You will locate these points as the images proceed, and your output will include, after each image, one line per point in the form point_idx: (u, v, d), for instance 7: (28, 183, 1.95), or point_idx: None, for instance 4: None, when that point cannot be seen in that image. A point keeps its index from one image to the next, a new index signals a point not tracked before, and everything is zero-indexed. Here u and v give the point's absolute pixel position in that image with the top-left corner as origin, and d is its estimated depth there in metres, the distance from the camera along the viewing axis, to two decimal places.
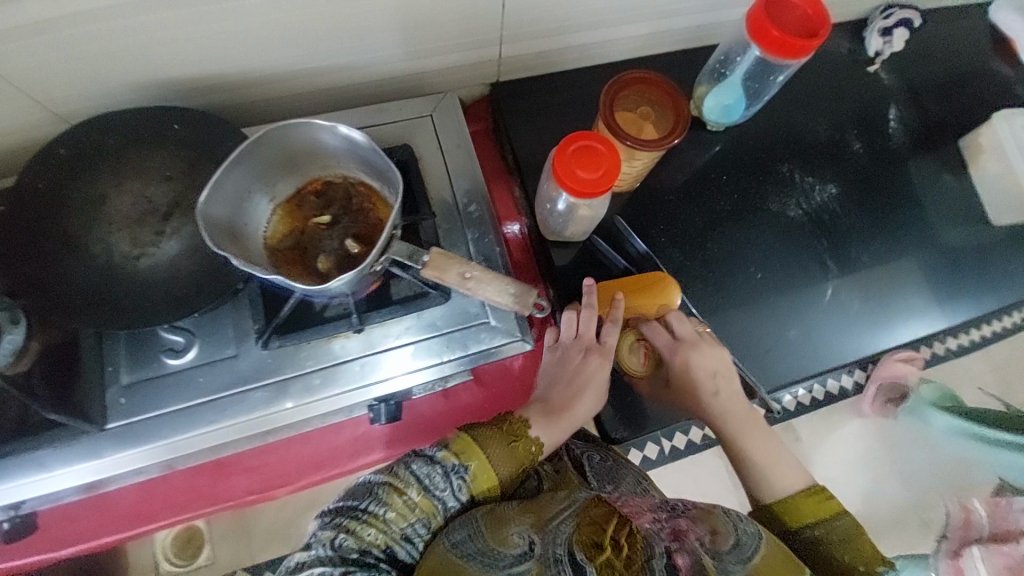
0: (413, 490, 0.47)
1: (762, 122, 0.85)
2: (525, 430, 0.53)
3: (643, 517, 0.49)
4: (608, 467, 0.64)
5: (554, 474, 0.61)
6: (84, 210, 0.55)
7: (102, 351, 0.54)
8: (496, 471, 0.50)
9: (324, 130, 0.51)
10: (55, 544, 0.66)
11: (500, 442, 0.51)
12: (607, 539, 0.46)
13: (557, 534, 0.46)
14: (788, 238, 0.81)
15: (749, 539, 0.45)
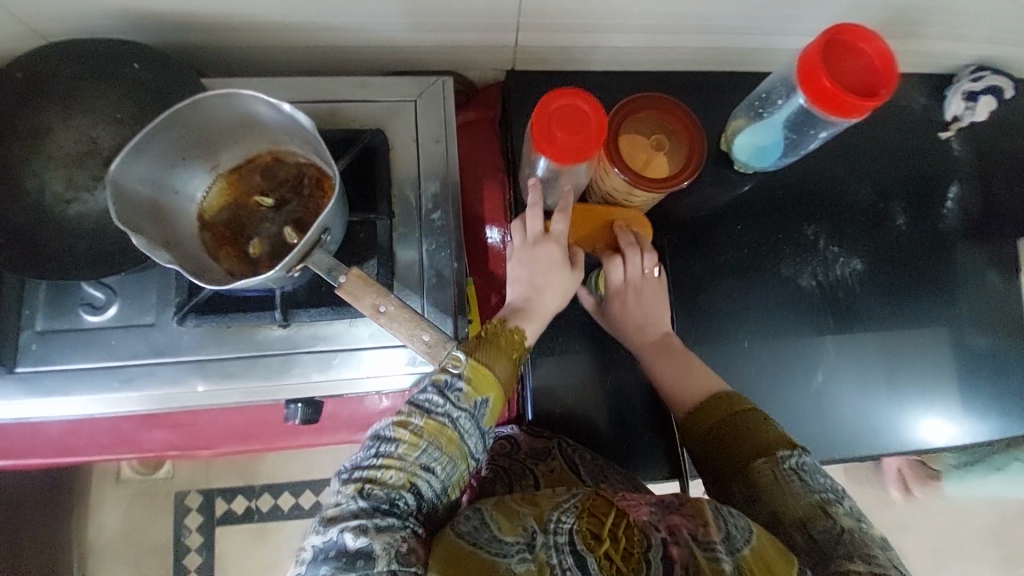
0: (416, 418, 0.46)
1: (797, 171, 0.74)
2: (503, 329, 0.53)
3: (641, 511, 0.46)
4: (599, 465, 0.62)
5: (549, 474, 0.60)
6: (24, 140, 0.51)
7: (21, 291, 0.51)
8: (493, 373, 0.49)
9: (270, 103, 0.46)
10: None
11: (485, 350, 0.50)
12: (607, 530, 0.42)
13: (557, 523, 0.43)
14: (792, 309, 0.72)
15: (742, 534, 0.42)
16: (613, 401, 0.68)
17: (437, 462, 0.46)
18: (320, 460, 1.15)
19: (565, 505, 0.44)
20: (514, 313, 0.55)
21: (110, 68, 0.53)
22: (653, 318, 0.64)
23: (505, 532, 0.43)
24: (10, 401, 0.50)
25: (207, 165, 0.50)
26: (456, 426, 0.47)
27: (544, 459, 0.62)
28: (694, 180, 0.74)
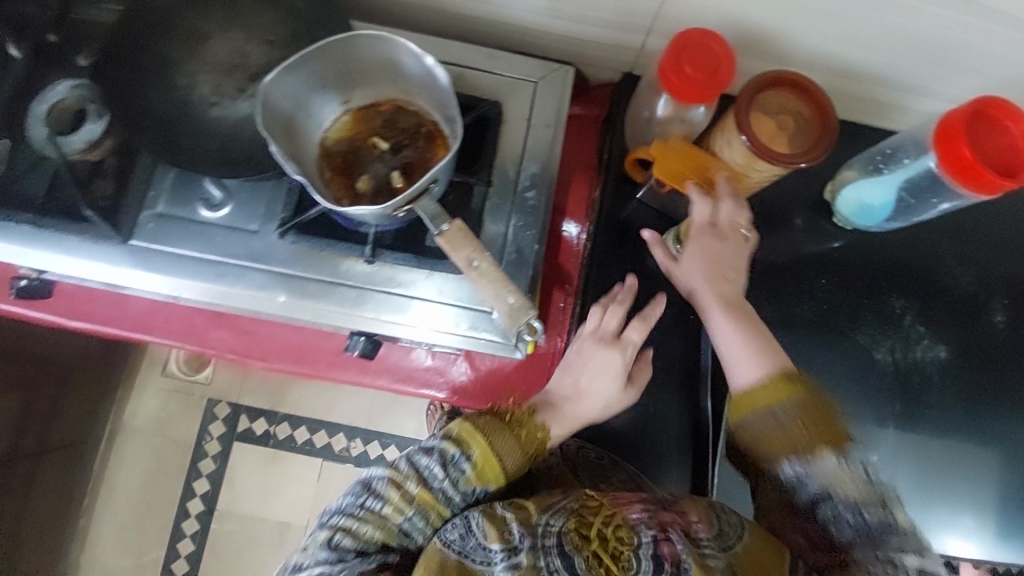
0: (412, 483, 0.51)
1: (898, 239, 0.71)
2: (530, 419, 0.55)
3: (633, 508, 0.50)
4: (601, 467, 0.64)
5: (548, 471, 0.63)
6: (184, 40, 0.56)
7: (152, 175, 0.57)
8: (501, 461, 0.52)
9: (415, 56, 0.49)
10: (61, 313, 0.71)
11: (505, 432, 0.53)
12: (596, 532, 0.46)
13: (548, 523, 0.46)
14: (857, 379, 0.69)
15: (735, 530, 0.48)
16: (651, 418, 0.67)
17: (419, 530, 0.51)
18: (343, 403, 1.18)
19: (553, 507, 0.48)
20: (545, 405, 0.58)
21: None
22: (732, 282, 0.59)
23: (491, 540, 0.46)
24: (119, 267, 0.55)
25: (337, 100, 0.54)
26: (447, 500, 0.51)
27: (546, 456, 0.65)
28: (787, 223, 0.71)
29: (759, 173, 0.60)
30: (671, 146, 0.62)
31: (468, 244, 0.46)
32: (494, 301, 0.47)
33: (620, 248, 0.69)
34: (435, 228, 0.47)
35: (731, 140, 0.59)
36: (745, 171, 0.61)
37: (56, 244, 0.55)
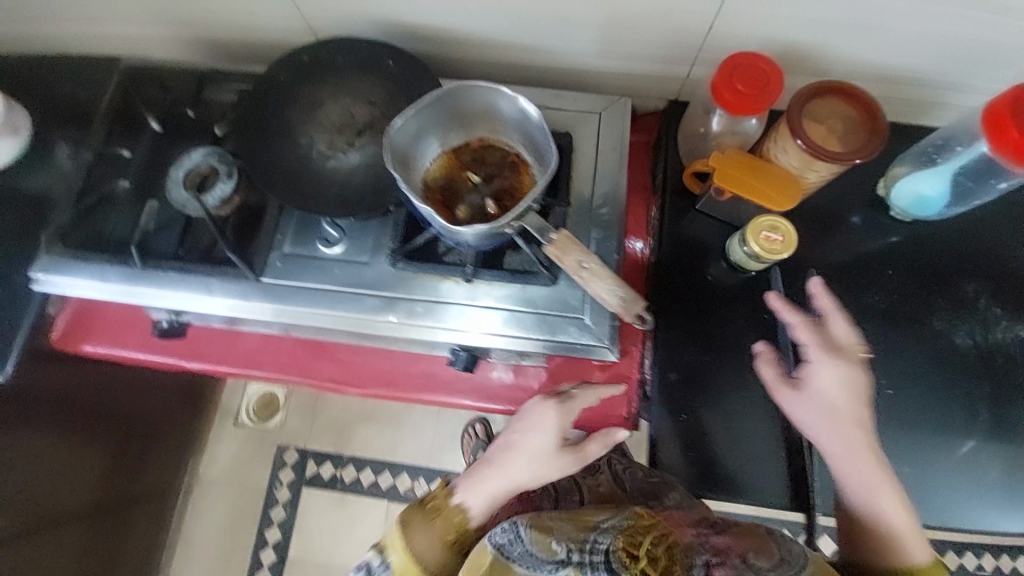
0: None
1: (959, 226, 0.72)
2: (445, 501, 0.61)
3: (685, 535, 0.59)
4: (648, 484, 0.75)
5: (596, 488, 0.75)
6: (303, 107, 0.67)
7: (278, 221, 0.66)
8: (421, 562, 0.58)
9: (508, 99, 0.58)
10: (188, 355, 0.81)
11: (422, 522, 0.60)
12: (644, 552, 0.52)
13: (597, 541, 0.54)
14: (942, 367, 0.69)
15: (797, 560, 0.53)
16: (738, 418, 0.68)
17: None
18: (414, 434, 1.23)
19: (600, 528, 0.56)
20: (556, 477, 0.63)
21: (372, 61, 0.67)
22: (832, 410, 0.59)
23: (539, 550, 0.52)
24: (255, 302, 0.63)
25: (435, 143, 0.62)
26: None
27: (593, 476, 0.77)
28: (844, 221, 0.74)
29: (814, 173, 0.66)
30: (726, 155, 0.68)
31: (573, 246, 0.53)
32: (607, 297, 0.55)
33: (684, 257, 0.74)
34: (543, 239, 0.53)
35: (785, 144, 0.65)
36: (800, 171, 0.67)
37: (200, 286, 0.64)
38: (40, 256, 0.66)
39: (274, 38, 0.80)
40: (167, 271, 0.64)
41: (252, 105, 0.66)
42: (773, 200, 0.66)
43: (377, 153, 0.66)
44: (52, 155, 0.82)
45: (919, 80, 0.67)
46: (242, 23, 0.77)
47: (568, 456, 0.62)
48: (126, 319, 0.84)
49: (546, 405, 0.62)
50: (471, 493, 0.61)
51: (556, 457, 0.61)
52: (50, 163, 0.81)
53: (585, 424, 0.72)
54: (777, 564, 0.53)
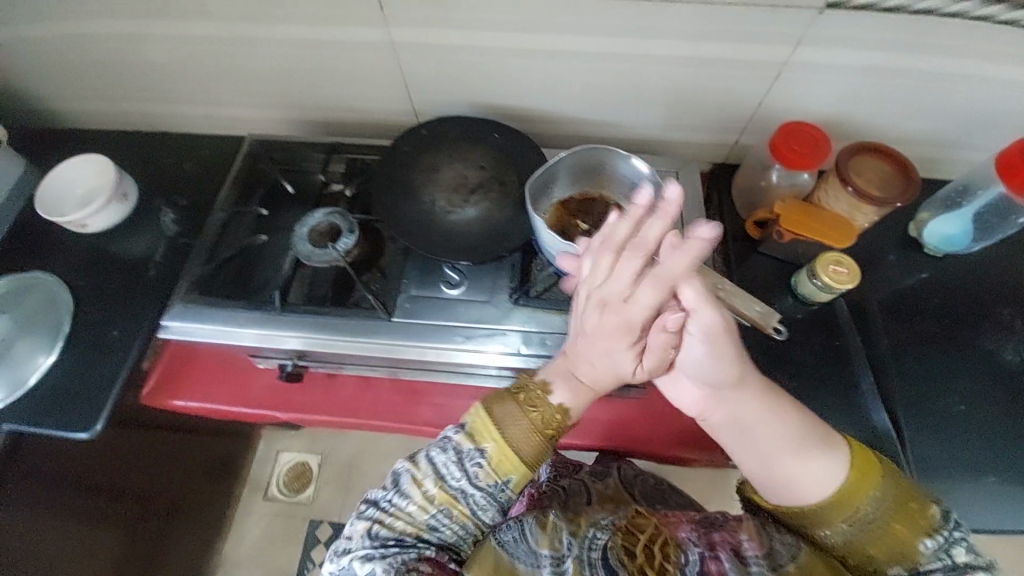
0: (431, 482, 0.55)
1: (985, 260, 0.83)
2: (543, 399, 0.56)
3: (682, 531, 0.62)
4: (658, 492, 0.82)
5: (603, 488, 0.79)
6: (424, 171, 0.77)
7: (405, 267, 0.74)
8: (511, 441, 0.55)
9: (622, 158, 0.70)
10: (285, 406, 0.83)
11: (519, 410, 0.55)
12: (641, 550, 0.56)
13: (593, 541, 0.57)
14: (1001, 383, 0.75)
15: (789, 550, 0.53)
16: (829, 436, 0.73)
17: (444, 526, 0.55)
18: None
19: (601, 526, 0.61)
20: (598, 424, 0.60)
21: (480, 134, 0.79)
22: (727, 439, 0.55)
23: (542, 546, 0.57)
24: (383, 338, 0.69)
25: (550, 196, 0.73)
26: (462, 497, 0.55)
27: (602, 480, 0.80)
28: (883, 259, 0.85)
29: (861, 216, 0.78)
30: (788, 204, 0.79)
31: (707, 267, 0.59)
32: (746, 311, 0.56)
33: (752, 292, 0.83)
34: None
35: (835, 191, 0.77)
36: (850, 214, 0.78)
37: (333, 326, 0.70)
38: (175, 304, 0.73)
39: (375, 121, 0.91)
40: (302, 313, 0.71)
41: (379, 171, 0.76)
42: (835, 238, 0.76)
43: (491, 207, 0.74)
44: (163, 227, 0.86)
45: (931, 141, 0.82)
46: (351, 107, 0.89)
47: (638, 312, 0.49)
48: (214, 372, 0.85)
49: (628, 264, 0.48)
50: (569, 388, 0.56)
51: (653, 335, 0.51)
52: (153, 232, 0.86)
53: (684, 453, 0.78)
54: (770, 556, 0.53)
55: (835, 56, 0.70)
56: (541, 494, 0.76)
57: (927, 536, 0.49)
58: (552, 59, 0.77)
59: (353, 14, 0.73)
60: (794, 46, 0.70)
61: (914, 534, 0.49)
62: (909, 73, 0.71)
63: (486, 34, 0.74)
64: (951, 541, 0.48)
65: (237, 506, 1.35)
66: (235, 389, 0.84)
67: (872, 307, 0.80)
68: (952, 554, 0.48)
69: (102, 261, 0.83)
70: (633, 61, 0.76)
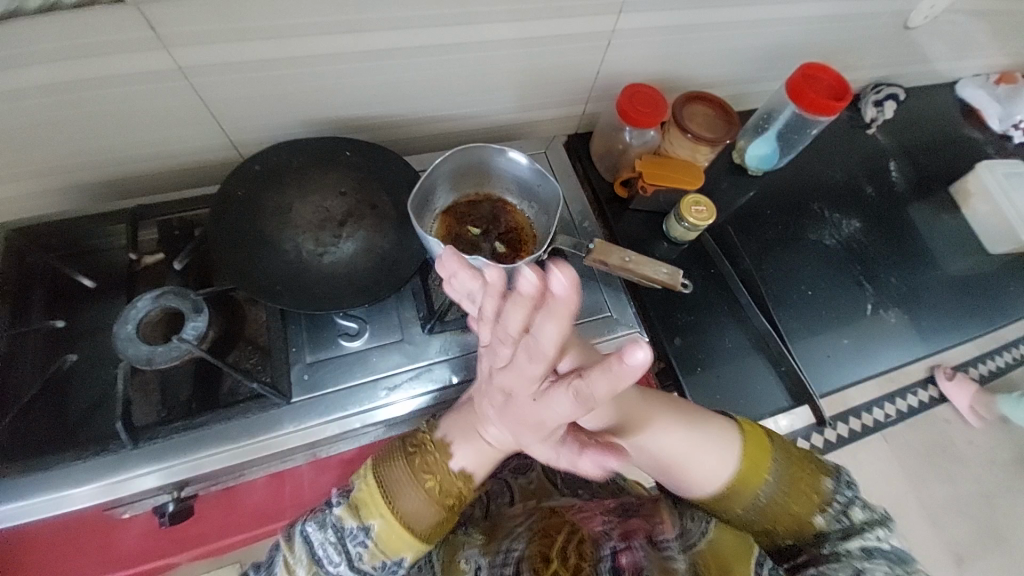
0: (303, 567, 0.47)
1: (791, 169, 1.01)
2: (442, 461, 0.50)
3: (596, 521, 0.60)
4: (580, 474, 0.75)
5: (527, 485, 0.71)
6: (274, 215, 0.64)
7: (287, 335, 0.61)
8: (404, 519, 0.48)
9: (497, 154, 0.67)
10: (182, 544, 0.67)
11: (411, 485, 0.49)
12: (556, 554, 0.53)
13: (507, 555, 0.55)
14: (829, 263, 0.93)
15: (699, 527, 0.60)
16: (735, 350, 0.81)
17: None
18: None
19: (514, 535, 0.58)
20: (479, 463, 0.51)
21: (329, 156, 0.68)
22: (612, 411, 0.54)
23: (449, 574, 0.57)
24: (292, 425, 0.57)
25: (431, 208, 0.67)
26: None
27: (525, 474, 0.73)
28: (723, 187, 0.97)
29: (700, 158, 0.87)
30: (645, 160, 0.85)
31: (614, 249, 0.72)
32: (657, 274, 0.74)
33: (637, 246, 0.88)
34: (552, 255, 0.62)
35: (678, 141, 0.85)
36: (693, 159, 0.87)
37: (220, 437, 0.56)
38: None
39: (185, 166, 0.74)
40: (168, 437, 0.55)
41: (216, 228, 0.61)
42: (690, 181, 0.84)
43: (371, 236, 0.65)
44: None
45: (732, 79, 0.95)
46: (143, 156, 0.70)
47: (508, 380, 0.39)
48: (65, 541, 0.63)
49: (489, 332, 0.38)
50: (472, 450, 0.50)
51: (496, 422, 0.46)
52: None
53: None
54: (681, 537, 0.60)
55: (653, 17, 0.76)
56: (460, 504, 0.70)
57: (820, 509, 0.55)
58: (387, 60, 0.69)
59: (112, 40, 0.55)
60: (618, 14, 0.73)
61: (808, 506, 0.55)
62: (710, 24, 0.80)
63: (303, 42, 0.63)
64: (846, 502, 0.56)
65: None
66: (106, 549, 0.64)
67: (730, 231, 0.92)
68: (848, 514, 0.55)
69: None
70: (474, 48, 0.72)
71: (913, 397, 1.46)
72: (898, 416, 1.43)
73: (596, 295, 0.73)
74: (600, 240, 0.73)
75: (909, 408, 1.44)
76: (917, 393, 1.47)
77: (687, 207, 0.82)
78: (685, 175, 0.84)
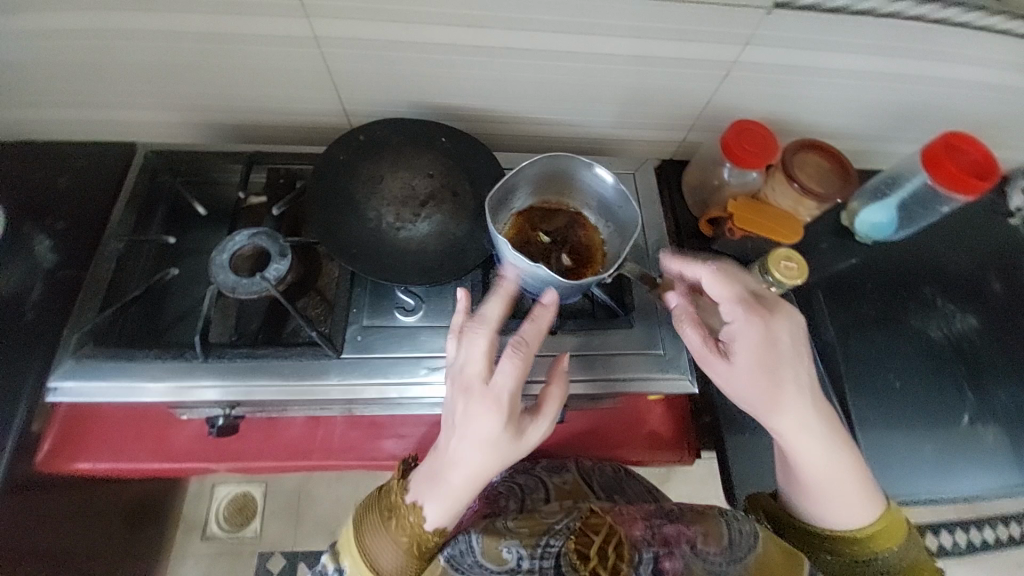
0: None
1: (906, 244, 0.91)
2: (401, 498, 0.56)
3: (638, 525, 0.59)
4: (615, 480, 0.76)
5: (563, 485, 0.73)
6: (366, 183, 0.68)
7: (352, 296, 0.65)
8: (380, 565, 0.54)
9: (582, 168, 0.66)
10: (223, 455, 0.72)
11: (379, 527, 0.55)
12: (593, 552, 0.53)
13: (545, 547, 0.58)
14: (927, 356, 0.82)
15: (748, 538, 0.58)
16: None
17: None
18: None
19: (554, 530, 0.60)
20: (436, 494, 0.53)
21: (426, 139, 0.72)
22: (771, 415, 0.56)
23: (488, 559, 0.60)
24: (337, 379, 0.61)
25: (506, 207, 0.68)
26: None
27: (560, 474, 0.75)
28: (820, 247, 0.89)
29: (803, 212, 0.81)
30: (739, 202, 0.80)
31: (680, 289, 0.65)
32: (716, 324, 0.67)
33: None
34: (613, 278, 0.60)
35: (782, 189, 0.79)
36: (794, 211, 0.81)
37: (275, 373, 0.61)
38: (65, 360, 0.58)
39: (302, 125, 0.81)
40: (232, 360, 0.60)
41: (313, 184, 0.66)
42: (785, 235, 0.79)
43: (448, 220, 0.68)
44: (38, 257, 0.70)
45: (859, 133, 0.87)
46: (270, 110, 0.78)
47: (478, 400, 0.50)
48: (138, 422, 0.73)
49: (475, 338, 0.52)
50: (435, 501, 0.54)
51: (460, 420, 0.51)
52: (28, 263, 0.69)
53: (669, 455, 0.81)
54: (726, 549, 0.57)
55: (783, 55, 0.71)
56: (498, 493, 0.73)
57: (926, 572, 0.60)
58: (497, 58, 0.71)
59: (267, 5, 0.62)
60: (743, 46, 0.70)
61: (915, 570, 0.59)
62: (843, 71, 0.74)
63: (425, 30, 0.66)
64: None
65: (171, 554, 1.30)
66: (162, 443, 0.72)
67: (818, 296, 0.84)
68: None
69: None
70: (583, 59, 0.72)
71: (987, 531, 1.27)
72: (963, 547, 1.26)
73: (651, 328, 0.70)
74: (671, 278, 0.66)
75: (980, 543, 1.26)
76: (994, 529, 1.27)
77: (774, 259, 0.76)
78: (778, 228, 0.79)
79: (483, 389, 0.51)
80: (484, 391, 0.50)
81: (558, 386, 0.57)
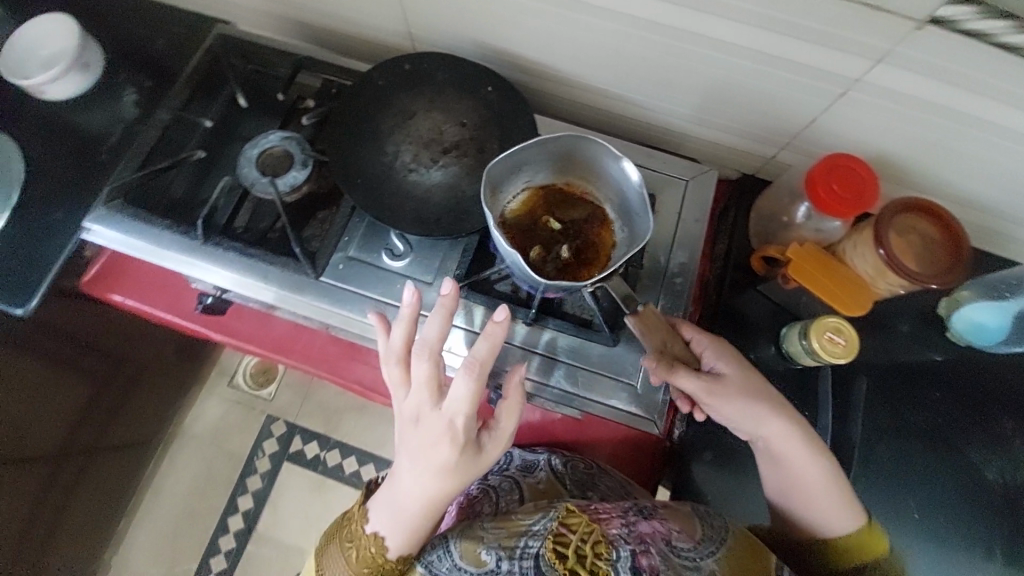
0: None
1: (1010, 360, 0.72)
2: (362, 530, 0.56)
3: (613, 523, 0.57)
4: (588, 476, 0.72)
5: (537, 485, 0.71)
6: (396, 115, 0.67)
7: (347, 225, 0.66)
8: None
9: (612, 157, 0.59)
10: (218, 327, 0.79)
11: (340, 552, 0.57)
12: (573, 551, 0.52)
13: (524, 549, 0.54)
14: (968, 496, 0.68)
15: (716, 542, 0.57)
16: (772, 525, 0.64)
17: None
18: None
19: (532, 531, 0.55)
20: (397, 523, 0.54)
21: (472, 84, 0.67)
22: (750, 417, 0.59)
23: (468, 562, 0.55)
24: (309, 298, 0.64)
25: (523, 179, 0.63)
26: None
27: (534, 473, 0.73)
28: (891, 329, 0.74)
29: (882, 285, 0.66)
30: (805, 248, 0.67)
31: (659, 329, 0.59)
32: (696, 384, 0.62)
33: (733, 332, 0.74)
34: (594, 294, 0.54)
35: (864, 250, 0.65)
36: (872, 280, 0.66)
37: (258, 275, 0.64)
38: (99, 207, 0.67)
39: (369, 39, 0.80)
40: (226, 251, 0.65)
41: (345, 103, 0.66)
42: (842, 304, 0.65)
43: (462, 175, 0.65)
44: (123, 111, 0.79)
45: (1002, 209, 0.68)
46: (339, 15, 0.77)
47: (429, 425, 0.52)
48: (163, 276, 0.81)
49: (418, 366, 0.52)
50: (384, 525, 0.54)
51: (410, 445, 0.53)
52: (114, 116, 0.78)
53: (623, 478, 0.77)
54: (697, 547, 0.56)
55: (923, 87, 0.55)
56: (472, 497, 0.71)
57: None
58: (569, 12, 0.62)
59: None
60: (874, 64, 0.55)
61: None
62: (1004, 128, 0.56)
63: None
64: None
65: (203, 388, 1.52)
66: (175, 300, 0.81)
67: (860, 383, 0.71)
68: None
69: (64, 136, 0.78)
70: (668, 35, 0.61)
71: None
72: None
73: (632, 356, 0.65)
74: (651, 308, 0.60)
75: None
76: None
77: (816, 326, 0.64)
78: (840, 292, 0.65)
79: (432, 416, 0.52)
80: (434, 418, 0.51)
81: (515, 398, 0.55)
